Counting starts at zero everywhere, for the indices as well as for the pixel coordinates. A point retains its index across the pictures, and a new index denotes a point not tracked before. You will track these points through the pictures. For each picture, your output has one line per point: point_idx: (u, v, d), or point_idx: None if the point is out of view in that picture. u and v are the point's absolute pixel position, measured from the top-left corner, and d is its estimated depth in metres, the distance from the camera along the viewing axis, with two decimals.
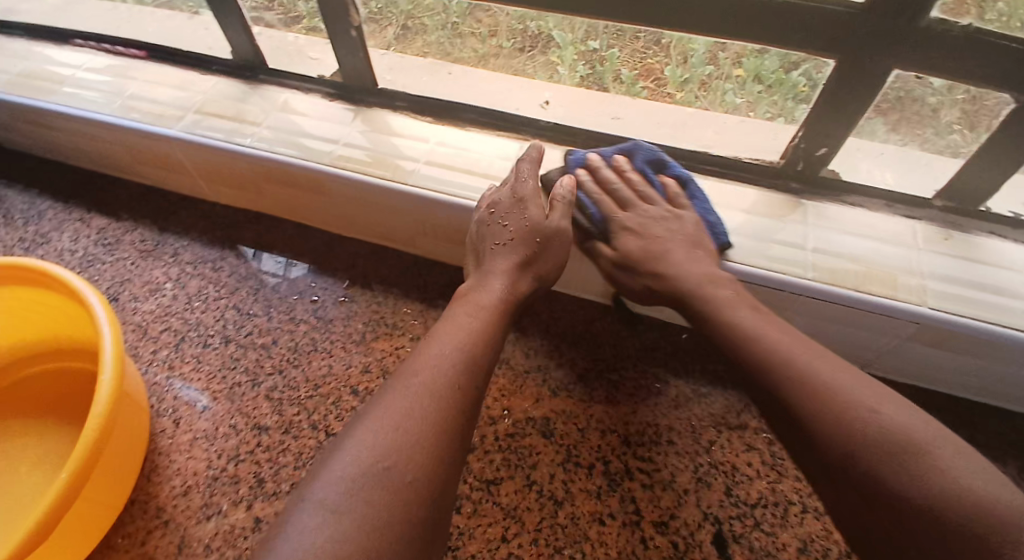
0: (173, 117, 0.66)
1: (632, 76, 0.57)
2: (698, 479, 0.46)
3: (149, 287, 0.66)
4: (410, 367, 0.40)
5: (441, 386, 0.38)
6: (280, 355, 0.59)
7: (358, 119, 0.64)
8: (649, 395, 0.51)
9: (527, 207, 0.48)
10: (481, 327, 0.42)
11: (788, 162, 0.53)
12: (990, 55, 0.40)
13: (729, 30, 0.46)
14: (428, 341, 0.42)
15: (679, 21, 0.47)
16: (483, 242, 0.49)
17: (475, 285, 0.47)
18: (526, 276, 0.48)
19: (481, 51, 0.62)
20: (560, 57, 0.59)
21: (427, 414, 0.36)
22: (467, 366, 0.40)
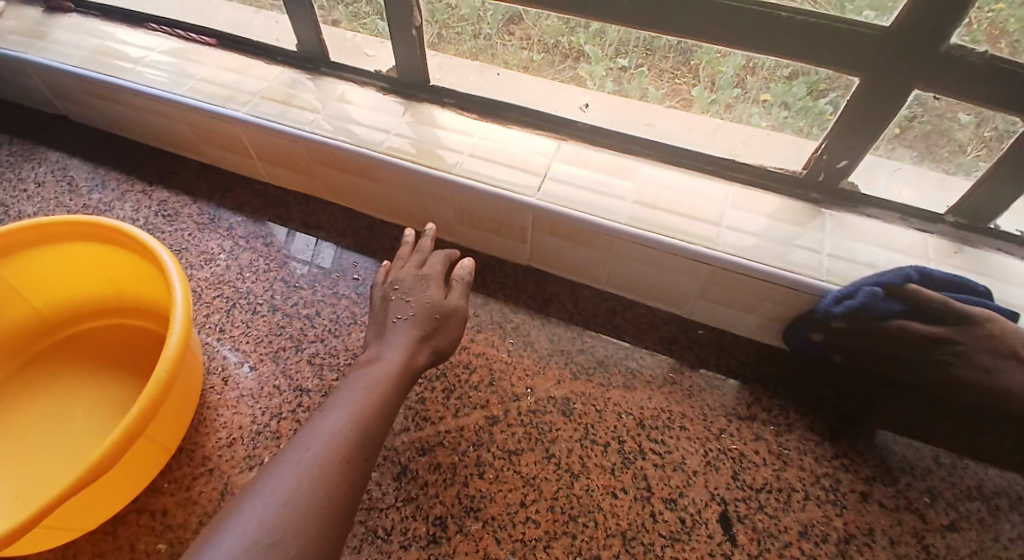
0: (238, 102, 0.72)
1: (659, 94, 0.60)
2: (707, 463, 0.49)
3: (204, 256, 0.71)
4: (302, 440, 0.41)
5: (333, 460, 0.40)
6: (322, 325, 0.64)
7: (407, 112, 0.69)
8: (665, 383, 0.54)
9: (428, 286, 0.53)
10: (377, 402, 0.45)
11: (809, 173, 0.56)
12: (1005, 81, 0.43)
13: (766, 46, 0.49)
14: (322, 415, 0.43)
15: (718, 34, 0.50)
16: (383, 319, 0.52)
17: (372, 361, 0.48)
18: (428, 345, 0.50)
19: (512, 63, 0.66)
20: (589, 72, 0.62)
21: (315, 487, 0.38)
22: (360, 440, 0.42)
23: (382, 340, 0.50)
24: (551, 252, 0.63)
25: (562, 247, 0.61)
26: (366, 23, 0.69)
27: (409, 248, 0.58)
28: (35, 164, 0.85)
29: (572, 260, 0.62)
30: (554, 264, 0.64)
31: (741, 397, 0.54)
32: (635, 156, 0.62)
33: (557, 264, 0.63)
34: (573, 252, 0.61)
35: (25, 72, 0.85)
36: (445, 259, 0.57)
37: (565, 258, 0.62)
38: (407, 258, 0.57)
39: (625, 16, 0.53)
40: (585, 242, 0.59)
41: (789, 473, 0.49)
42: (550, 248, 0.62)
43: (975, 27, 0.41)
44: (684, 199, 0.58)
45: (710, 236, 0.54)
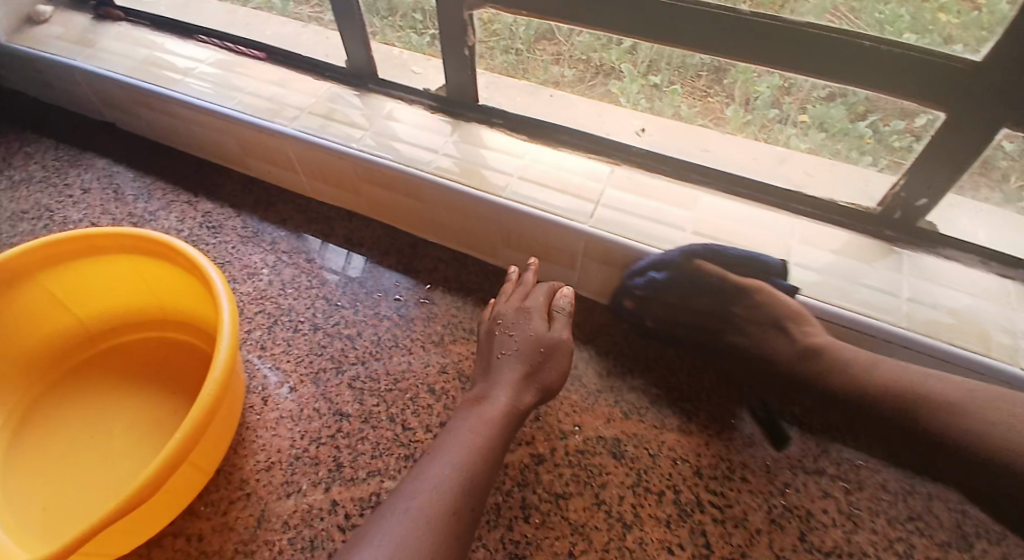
0: (286, 116, 0.71)
1: (691, 113, 0.59)
2: (771, 521, 0.45)
3: (247, 270, 0.71)
4: (410, 488, 0.41)
5: (437, 513, 0.40)
6: (363, 347, 0.62)
7: (455, 132, 0.68)
8: (723, 428, 0.51)
9: (531, 319, 0.52)
10: (483, 446, 0.44)
11: (886, 209, 0.52)
12: None
13: (843, 75, 0.46)
14: (431, 460, 0.43)
15: (784, 59, 0.47)
16: (489, 358, 0.51)
17: (479, 400, 0.48)
18: (531, 382, 0.49)
19: (542, 78, 0.65)
20: (622, 89, 0.61)
21: (421, 543, 0.38)
22: (466, 490, 0.41)
23: (488, 377, 0.50)
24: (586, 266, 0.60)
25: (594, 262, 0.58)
26: (405, 38, 0.70)
27: (512, 282, 0.58)
28: (82, 170, 0.86)
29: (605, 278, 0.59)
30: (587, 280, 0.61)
31: (805, 448, 0.50)
32: (696, 185, 0.59)
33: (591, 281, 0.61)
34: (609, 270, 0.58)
35: (76, 80, 0.86)
36: (548, 290, 0.55)
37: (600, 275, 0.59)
38: (511, 292, 0.56)
39: (691, 39, 0.50)
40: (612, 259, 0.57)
41: (860, 535, 0.45)
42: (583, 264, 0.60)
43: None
44: (748, 231, 0.55)
45: (778, 273, 0.52)
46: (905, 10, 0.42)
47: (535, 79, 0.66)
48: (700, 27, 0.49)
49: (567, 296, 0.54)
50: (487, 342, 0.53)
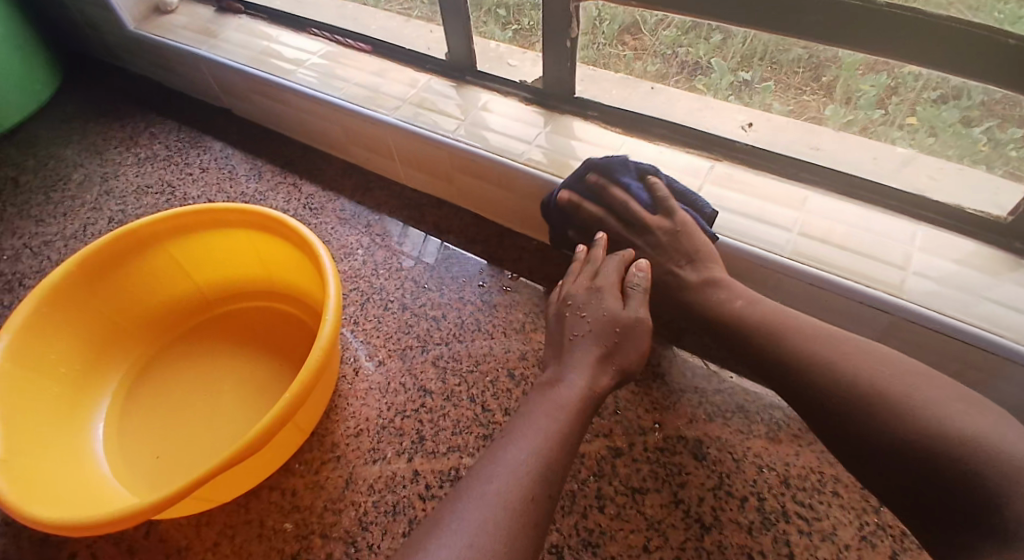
0: (388, 106, 0.75)
1: (783, 111, 0.57)
2: (863, 537, 0.43)
3: (344, 250, 0.75)
4: (488, 470, 0.41)
5: (516, 499, 0.39)
6: (447, 329, 0.65)
7: (549, 124, 0.68)
8: (816, 440, 0.49)
9: (604, 299, 0.51)
10: (559, 432, 0.43)
11: (1017, 221, 0.47)
12: None
13: (967, 71, 0.44)
14: (505, 443, 0.43)
15: (898, 50, 0.45)
16: (561, 340, 0.51)
17: (552, 383, 0.47)
18: (608, 362, 0.48)
19: (625, 73, 0.65)
20: (707, 85, 0.60)
21: (500, 529, 0.37)
22: (545, 474, 0.41)
23: (562, 359, 0.49)
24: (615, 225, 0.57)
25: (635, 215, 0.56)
26: (491, 33, 0.72)
27: (580, 261, 0.57)
28: (201, 152, 0.95)
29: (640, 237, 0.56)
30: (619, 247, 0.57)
31: None
32: (802, 184, 0.56)
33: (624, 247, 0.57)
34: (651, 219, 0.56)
35: (201, 69, 0.95)
36: (619, 266, 0.54)
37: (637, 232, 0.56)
38: (579, 272, 0.55)
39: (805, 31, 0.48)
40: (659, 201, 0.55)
41: None
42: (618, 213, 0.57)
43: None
44: (861, 236, 0.52)
45: (888, 281, 0.49)
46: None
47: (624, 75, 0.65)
48: (803, 18, 0.47)
49: (646, 270, 0.53)
50: (557, 325, 0.52)
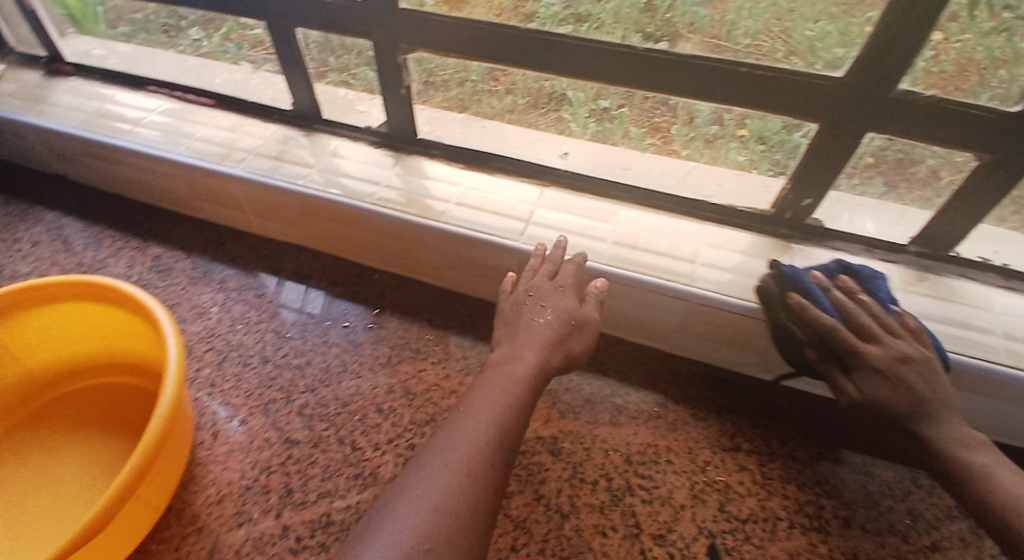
0: (234, 159, 0.74)
1: (639, 133, 0.61)
2: (694, 496, 0.50)
3: (197, 310, 0.72)
4: (448, 440, 0.41)
5: (476, 467, 0.40)
6: (312, 375, 0.63)
7: (398, 164, 0.69)
8: (650, 418, 0.56)
9: (563, 293, 0.53)
10: (512, 405, 0.44)
11: (777, 211, 0.56)
12: (972, 127, 0.44)
13: (726, 96, 0.50)
14: (463, 414, 0.44)
15: (675, 85, 0.51)
16: (517, 320, 0.52)
17: (508, 358, 0.49)
18: (557, 345, 0.50)
19: (498, 108, 0.66)
20: (573, 114, 0.62)
21: (461, 494, 0.38)
22: (501, 443, 0.42)
23: (515, 336, 0.50)
24: (870, 326, 0.46)
25: (896, 329, 0.46)
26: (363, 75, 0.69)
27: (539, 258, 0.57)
28: (28, 224, 0.87)
29: (866, 347, 0.45)
30: (844, 338, 0.46)
31: (723, 429, 0.55)
32: (615, 202, 0.62)
33: (841, 333, 0.46)
34: (855, 320, 0.47)
35: (23, 135, 0.87)
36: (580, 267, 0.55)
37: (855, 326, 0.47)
38: (536, 269, 0.55)
39: (590, 71, 0.53)
40: (919, 333, 0.46)
41: (773, 502, 0.49)
42: (862, 311, 0.47)
43: (944, 57, 0.42)
44: (660, 238, 0.58)
45: (684, 272, 0.55)
46: (833, 27, 0.44)
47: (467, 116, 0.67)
48: (611, 62, 0.52)
49: (602, 284, 0.54)
50: (512, 307, 0.53)
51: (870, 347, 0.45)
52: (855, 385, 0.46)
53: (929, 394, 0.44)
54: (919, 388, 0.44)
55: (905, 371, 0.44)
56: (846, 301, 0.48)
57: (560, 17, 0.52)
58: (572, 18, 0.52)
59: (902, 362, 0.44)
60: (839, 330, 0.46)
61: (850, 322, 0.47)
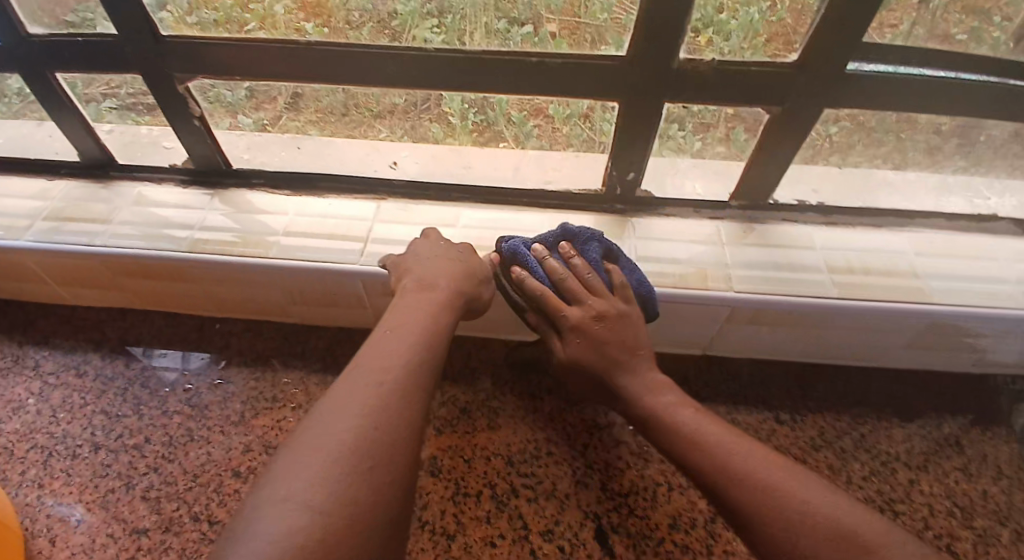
0: (23, 227, 0.61)
1: (521, 117, 0.54)
2: (577, 483, 0.50)
3: (9, 403, 0.60)
4: (375, 357, 0.36)
5: (410, 383, 0.35)
6: (154, 453, 0.55)
7: (216, 200, 0.62)
8: (525, 413, 0.55)
9: (466, 247, 0.50)
10: (438, 327, 0.41)
11: (607, 189, 0.58)
12: (773, 83, 0.47)
13: (535, 86, 0.49)
14: (383, 337, 0.39)
15: (497, 83, 0.49)
16: (429, 257, 0.49)
17: (424, 288, 0.45)
18: (472, 276, 0.48)
19: (376, 110, 0.55)
20: (450, 107, 0.54)
21: (400, 408, 0.33)
22: (432, 362, 0.38)
23: (422, 269, 0.47)
24: (574, 287, 0.47)
25: (601, 288, 0.48)
26: (222, 94, 0.55)
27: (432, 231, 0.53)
28: None
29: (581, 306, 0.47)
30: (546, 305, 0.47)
31: (598, 407, 0.55)
32: (458, 203, 0.61)
33: (547, 297, 0.47)
34: (565, 288, 0.48)
35: None
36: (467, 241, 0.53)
37: (570, 289, 0.47)
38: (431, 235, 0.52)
39: (415, 81, 0.50)
40: (623, 286, 0.48)
41: (651, 469, 0.51)
42: (569, 275, 0.48)
43: (779, 6, 0.42)
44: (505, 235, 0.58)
45: None
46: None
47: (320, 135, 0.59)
48: (424, 66, 0.48)
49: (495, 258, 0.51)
50: (421, 249, 0.50)
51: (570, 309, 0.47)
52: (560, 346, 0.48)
53: (623, 352, 0.46)
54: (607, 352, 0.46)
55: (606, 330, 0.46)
56: (557, 267, 0.48)
57: (423, 11, 0.45)
58: (436, 11, 0.45)
59: (595, 321, 0.46)
60: (550, 294, 0.47)
61: (561, 286, 0.47)
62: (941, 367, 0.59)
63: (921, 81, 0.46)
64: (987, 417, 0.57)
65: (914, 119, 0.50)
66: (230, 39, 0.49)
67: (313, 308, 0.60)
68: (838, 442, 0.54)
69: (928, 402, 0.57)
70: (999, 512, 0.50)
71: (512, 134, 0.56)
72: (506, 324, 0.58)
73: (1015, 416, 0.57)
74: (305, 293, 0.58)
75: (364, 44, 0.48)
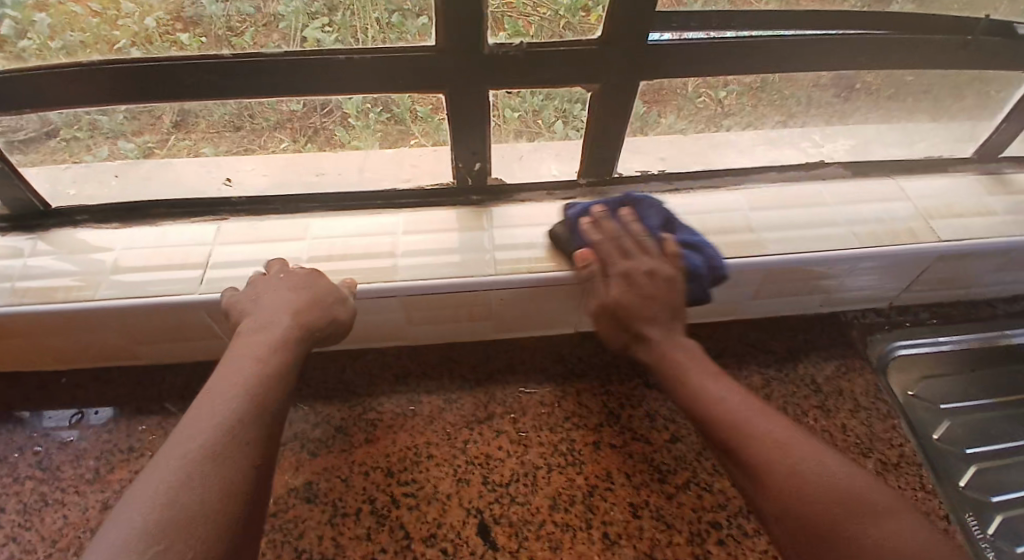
0: None
1: (428, 112, 0.52)
2: (458, 481, 0.50)
3: None
4: (184, 433, 0.36)
5: (223, 449, 0.34)
6: (7, 523, 0.49)
7: (36, 245, 0.56)
8: (403, 420, 0.54)
9: (307, 276, 0.49)
10: (267, 375, 0.41)
11: (459, 180, 0.57)
12: (592, 59, 0.48)
13: (366, 86, 0.48)
14: (201, 403, 0.38)
15: (354, 81, 0.47)
16: (270, 293, 0.47)
17: (260, 333, 0.44)
18: (312, 313, 0.46)
19: (274, 120, 0.51)
20: (352, 108, 0.51)
21: (206, 479, 0.33)
22: (256, 418, 0.37)
23: (259, 311, 0.46)
24: (633, 246, 0.51)
25: (654, 250, 0.51)
26: (97, 121, 0.50)
27: (269, 267, 0.51)
28: None
29: (624, 260, 0.50)
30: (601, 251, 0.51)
31: (477, 401, 0.55)
32: (309, 214, 0.58)
33: (603, 246, 0.50)
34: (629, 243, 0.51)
35: None
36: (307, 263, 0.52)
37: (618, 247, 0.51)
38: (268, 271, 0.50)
39: (280, 88, 0.47)
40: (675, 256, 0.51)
41: (531, 454, 0.52)
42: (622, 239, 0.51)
43: None
44: (358, 241, 0.55)
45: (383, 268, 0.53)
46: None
47: (217, 151, 0.54)
48: (274, 75, 0.46)
49: (349, 282, 0.50)
50: (263, 286, 0.48)
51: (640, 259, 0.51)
52: (602, 289, 0.51)
53: (659, 303, 0.50)
54: (648, 296, 0.49)
55: (647, 283, 0.50)
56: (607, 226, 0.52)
57: (311, 9, 0.43)
58: (324, 9, 0.43)
59: (647, 275, 0.50)
60: (607, 244, 0.51)
61: (618, 243, 0.51)
62: (786, 311, 0.63)
63: (739, 44, 0.49)
64: (842, 352, 0.62)
65: (754, 79, 0.54)
66: (102, 61, 0.44)
67: (168, 346, 0.56)
68: None
69: (781, 343, 0.61)
70: (859, 444, 0.54)
71: (421, 132, 0.54)
72: (370, 331, 0.56)
73: (866, 347, 0.62)
74: (155, 334, 0.54)
75: (217, 56, 0.44)
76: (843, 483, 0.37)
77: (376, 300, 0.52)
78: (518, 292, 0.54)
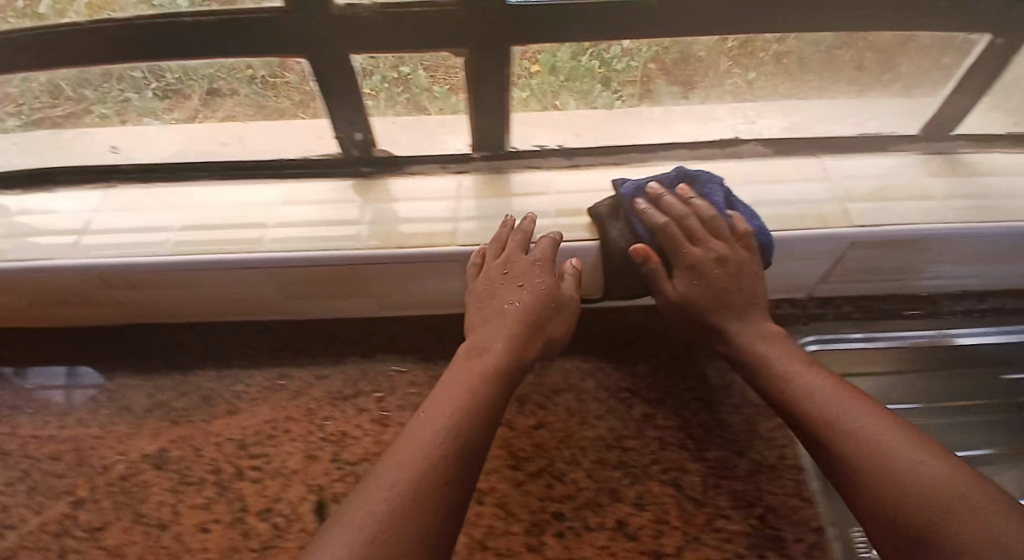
0: None
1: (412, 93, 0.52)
2: (307, 458, 0.49)
3: None
4: (398, 451, 0.36)
5: (427, 487, 0.34)
6: None
7: None
8: (271, 393, 0.54)
9: (539, 270, 0.48)
10: (476, 406, 0.40)
11: (345, 152, 0.56)
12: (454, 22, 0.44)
13: (217, 49, 0.45)
14: (419, 424, 0.39)
15: (215, 48, 0.45)
16: (483, 302, 0.48)
17: (475, 356, 0.44)
18: (525, 334, 0.46)
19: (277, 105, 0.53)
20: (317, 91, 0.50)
21: (409, 512, 0.32)
22: (459, 448, 0.37)
23: (484, 324, 0.47)
24: (699, 228, 0.48)
25: (719, 232, 0.48)
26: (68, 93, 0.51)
27: (502, 229, 0.51)
28: None
29: (688, 246, 0.48)
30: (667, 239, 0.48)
31: (347, 378, 0.55)
32: (195, 183, 0.57)
33: (671, 231, 0.48)
34: (688, 226, 0.48)
35: None
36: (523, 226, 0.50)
37: (687, 229, 0.48)
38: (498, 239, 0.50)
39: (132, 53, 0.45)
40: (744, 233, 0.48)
41: (387, 435, 0.51)
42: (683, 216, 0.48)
43: None
44: (232, 212, 0.54)
45: (252, 240, 0.51)
46: None
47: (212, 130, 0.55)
48: (120, 39, 0.44)
49: (554, 236, 0.50)
50: (484, 280, 0.49)
51: (692, 248, 0.48)
52: (665, 285, 0.49)
53: (734, 294, 0.48)
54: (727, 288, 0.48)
55: (721, 272, 0.47)
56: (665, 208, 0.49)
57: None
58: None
59: (715, 265, 0.47)
60: (671, 229, 0.48)
61: (680, 225, 0.48)
62: None
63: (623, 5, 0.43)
64: None
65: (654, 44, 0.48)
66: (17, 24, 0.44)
67: (66, 312, 0.57)
68: (581, 384, 0.53)
69: None
70: (736, 443, 0.49)
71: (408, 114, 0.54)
72: (247, 302, 0.56)
73: None
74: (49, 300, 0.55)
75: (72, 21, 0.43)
76: (941, 479, 0.32)
77: (239, 271, 0.51)
78: (386, 270, 0.52)
